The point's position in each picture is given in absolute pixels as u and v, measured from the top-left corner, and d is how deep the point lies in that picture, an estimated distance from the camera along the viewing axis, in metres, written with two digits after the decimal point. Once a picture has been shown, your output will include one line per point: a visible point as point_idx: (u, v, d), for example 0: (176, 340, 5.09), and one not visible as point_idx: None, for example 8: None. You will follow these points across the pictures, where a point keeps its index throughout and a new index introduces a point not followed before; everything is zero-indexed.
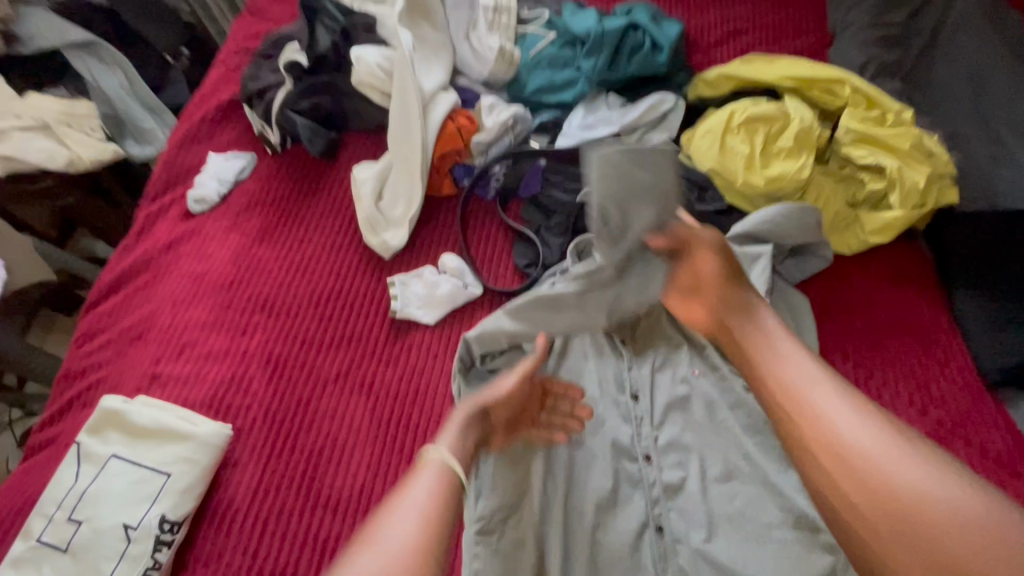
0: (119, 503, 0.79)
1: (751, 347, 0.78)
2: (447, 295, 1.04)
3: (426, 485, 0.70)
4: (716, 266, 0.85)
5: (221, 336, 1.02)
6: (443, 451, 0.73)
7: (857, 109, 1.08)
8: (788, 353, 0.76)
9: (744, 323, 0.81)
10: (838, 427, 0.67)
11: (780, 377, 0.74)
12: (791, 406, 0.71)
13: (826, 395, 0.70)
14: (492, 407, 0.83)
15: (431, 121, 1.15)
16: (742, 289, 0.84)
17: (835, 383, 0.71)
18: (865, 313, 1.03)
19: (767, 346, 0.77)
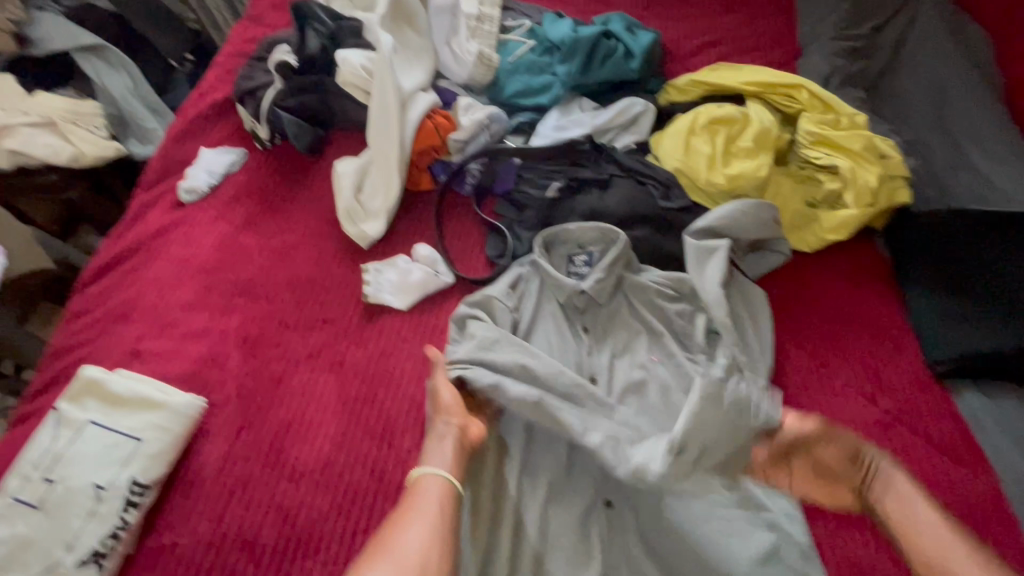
0: (92, 465, 0.83)
1: (906, 534, 0.77)
2: (419, 282, 1.09)
3: (433, 500, 0.78)
4: (836, 454, 0.85)
5: (202, 316, 1.07)
6: (436, 468, 0.81)
7: (813, 114, 1.14)
8: (941, 540, 0.74)
9: (891, 508, 0.79)
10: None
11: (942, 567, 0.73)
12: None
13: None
14: (460, 415, 0.88)
15: (408, 119, 1.20)
16: (864, 465, 0.83)
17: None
18: (820, 306, 1.06)
19: (918, 533, 0.76)
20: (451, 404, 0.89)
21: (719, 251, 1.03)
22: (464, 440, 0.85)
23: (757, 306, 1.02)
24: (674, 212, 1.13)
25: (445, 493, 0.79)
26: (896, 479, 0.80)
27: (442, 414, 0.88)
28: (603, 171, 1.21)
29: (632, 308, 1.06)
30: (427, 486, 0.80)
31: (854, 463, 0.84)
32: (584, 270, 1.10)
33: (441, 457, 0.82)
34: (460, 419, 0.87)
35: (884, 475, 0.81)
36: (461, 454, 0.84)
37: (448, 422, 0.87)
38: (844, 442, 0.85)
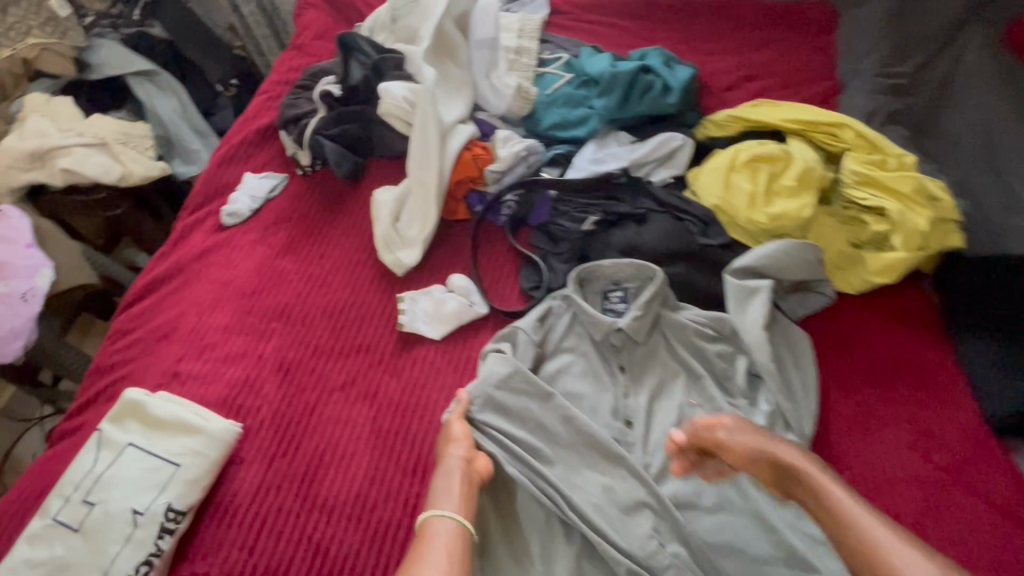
0: (130, 490, 0.84)
1: (825, 521, 0.75)
2: (453, 313, 1.09)
3: (442, 547, 0.77)
4: (755, 450, 0.85)
5: (241, 340, 1.09)
6: (445, 508, 0.82)
7: (858, 153, 1.11)
8: (853, 518, 0.72)
9: (806, 497, 0.79)
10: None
11: (856, 539, 0.71)
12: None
13: (913, 559, 0.66)
14: (468, 449, 0.89)
15: (447, 150, 1.22)
16: (773, 460, 0.83)
17: (916, 546, 0.67)
18: (866, 353, 1.02)
19: (833, 516, 0.74)
20: (460, 436, 0.90)
21: (760, 291, 1.01)
22: (473, 475, 0.87)
23: (799, 350, 0.99)
24: (712, 248, 1.11)
25: (458, 540, 0.79)
26: (797, 466, 0.81)
27: (449, 447, 0.89)
28: (639, 205, 1.20)
29: (670, 347, 1.04)
30: (438, 529, 0.79)
31: (766, 463, 0.84)
32: (619, 307, 1.09)
33: (449, 495, 0.83)
34: (467, 453, 0.88)
35: (792, 468, 0.81)
36: (469, 489, 0.85)
37: (455, 456, 0.88)
38: (750, 443, 0.85)
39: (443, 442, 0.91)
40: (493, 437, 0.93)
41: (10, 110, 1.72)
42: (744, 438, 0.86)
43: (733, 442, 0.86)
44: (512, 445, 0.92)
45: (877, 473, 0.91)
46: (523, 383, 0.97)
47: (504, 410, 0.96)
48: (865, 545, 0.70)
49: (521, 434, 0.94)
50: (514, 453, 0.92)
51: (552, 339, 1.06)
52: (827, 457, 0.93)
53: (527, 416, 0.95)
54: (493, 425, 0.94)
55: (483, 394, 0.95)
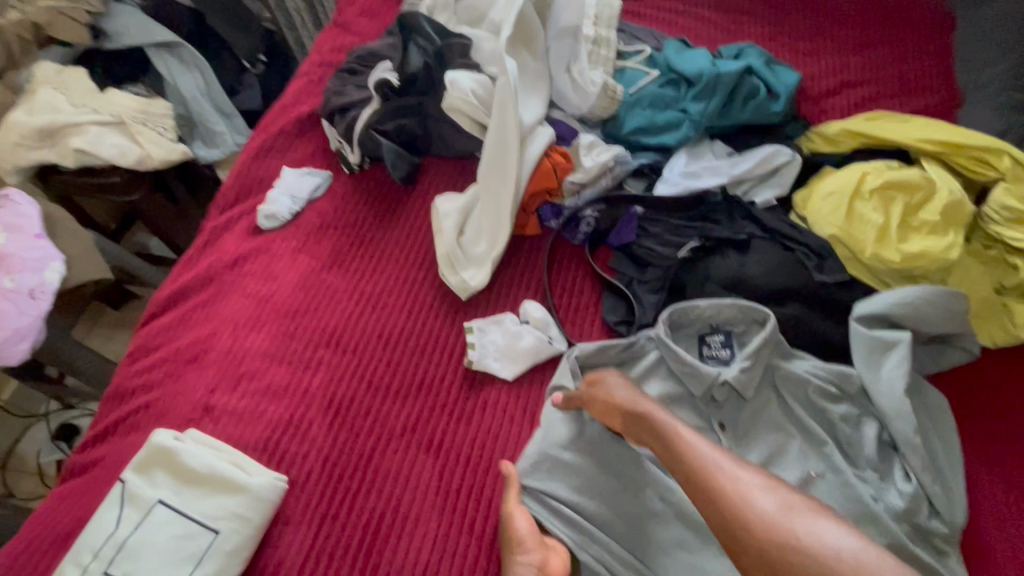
0: (160, 561, 0.71)
1: (671, 465, 0.69)
2: (529, 348, 0.94)
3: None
4: (612, 391, 0.80)
5: (283, 369, 0.94)
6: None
7: (1016, 186, 0.95)
8: (693, 449, 0.68)
9: (652, 439, 0.73)
10: (760, 507, 0.59)
11: (689, 468, 0.66)
12: (711, 505, 0.62)
13: (734, 475, 0.63)
14: (539, 550, 0.73)
15: (527, 157, 1.05)
16: (631, 410, 0.77)
17: (742, 467, 0.64)
18: (1014, 422, 0.87)
19: (675, 453, 0.69)
20: (526, 534, 0.75)
21: (900, 344, 0.85)
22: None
23: (940, 419, 0.84)
24: (830, 287, 0.95)
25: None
26: (640, 406, 0.76)
27: (515, 551, 0.74)
28: (740, 229, 1.04)
29: (782, 404, 0.89)
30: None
31: (623, 411, 0.77)
32: (723, 353, 0.94)
33: None
34: (539, 554, 0.73)
35: (645, 413, 0.75)
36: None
37: (526, 562, 0.72)
38: (614, 391, 0.79)
39: (506, 541, 0.75)
40: (565, 516, 0.78)
41: (19, 80, 1.55)
42: (612, 387, 0.80)
43: (604, 390, 0.80)
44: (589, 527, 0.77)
45: None
46: (605, 443, 0.83)
47: (575, 479, 0.81)
48: (698, 470, 0.65)
49: (600, 508, 0.79)
50: (587, 533, 0.77)
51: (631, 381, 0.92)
52: (977, 549, 0.78)
53: (600, 481, 0.80)
54: (561, 495, 0.79)
55: (538, 454, 0.82)
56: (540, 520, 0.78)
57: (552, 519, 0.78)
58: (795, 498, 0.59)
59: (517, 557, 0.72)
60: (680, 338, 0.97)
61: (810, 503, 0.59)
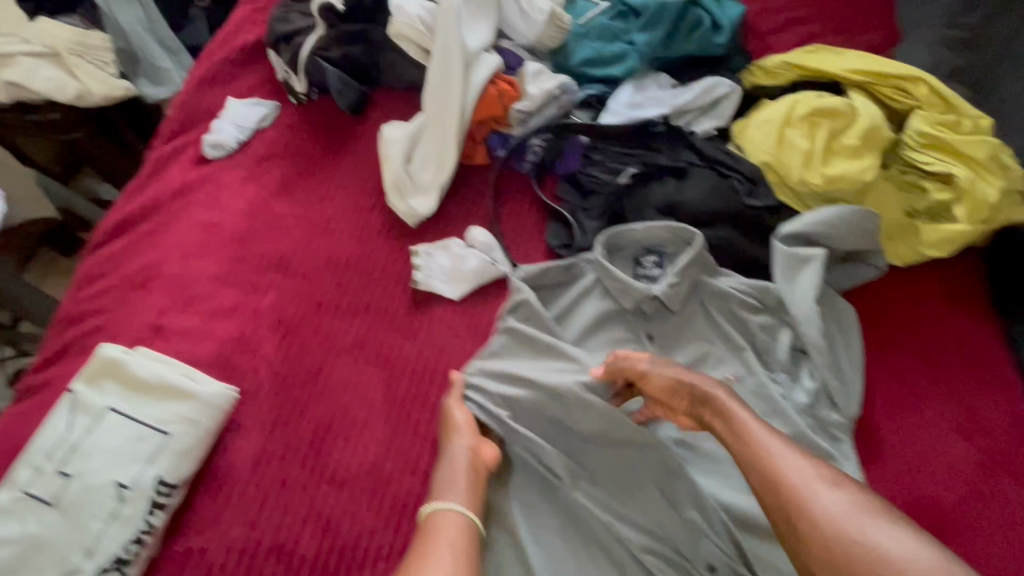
0: (113, 460, 0.74)
1: (736, 448, 0.74)
2: (474, 271, 0.98)
3: (448, 545, 0.68)
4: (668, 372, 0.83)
5: (233, 292, 0.96)
6: (450, 501, 0.73)
7: (931, 113, 1.01)
8: (757, 436, 0.73)
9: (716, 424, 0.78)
10: (822, 501, 0.65)
11: (760, 455, 0.71)
12: (778, 496, 0.67)
13: (801, 467, 0.68)
14: (472, 437, 0.78)
15: (471, 83, 1.07)
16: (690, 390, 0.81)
17: (812, 462, 0.69)
18: (915, 329, 0.96)
19: (739, 437, 0.74)
20: (463, 424, 0.80)
21: (813, 260, 0.93)
22: (480, 468, 0.76)
23: (848, 327, 0.92)
24: (759, 212, 1.01)
25: (466, 538, 0.70)
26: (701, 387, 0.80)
27: (451, 438, 0.78)
28: (679, 158, 1.08)
29: (708, 316, 0.96)
30: (443, 526, 0.70)
31: (683, 393, 0.81)
32: (654, 273, 1.00)
33: (456, 486, 0.74)
34: (473, 440, 0.78)
35: (708, 394, 0.79)
36: (476, 483, 0.75)
37: (459, 444, 0.77)
38: (670, 375, 0.82)
39: (444, 431, 0.80)
40: (501, 416, 0.82)
41: None
42: (666, 372, 0.83)
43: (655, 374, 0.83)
44: (523, 430, 0.82)
45: (922, 455, 0.86)
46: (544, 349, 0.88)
47: (518, 380, 0.84)
48: (767, 458, 0.70)
49: (538, 411, 0.82)
50: (523, 428, 0.82)
51: (568, 300, 0.97)
52: (868, 437, 0.88)
53: (538, 386, 0.82)
54: (500, 395, 0.83)
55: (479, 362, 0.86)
56: (480, 419, 0.83)
57: (492, 416, 0.83)
58: (858, 495, 0.65)
59: (452, 438, 0.78)
60: (617, 261, 1.01)
61: (872, 500, 0.65)
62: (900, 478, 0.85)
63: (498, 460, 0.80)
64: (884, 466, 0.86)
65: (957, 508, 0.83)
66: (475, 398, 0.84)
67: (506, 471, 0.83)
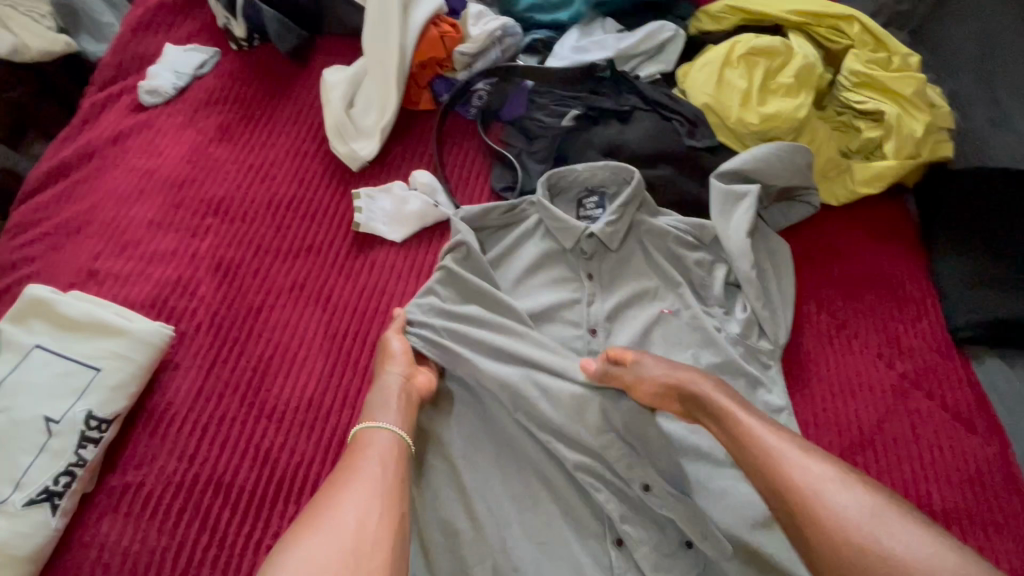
0: (42, 395, 0.74)
1: (734, 450, 0.68)
2: (416, 212, 0.98)
3: (376, 455, 0.67)
4: (657, 373, 0.77)
5: (170, 236, 0.95)
6: (382, 420, 0.72)
7: (863, 51, 1.03)
8: (757, 435, 0.66)
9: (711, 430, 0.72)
10: (833, 502, 0.59)
11: (761, 457, 0.65)
12: (785, 502, 0.62)
13: (806, 467, 0.62)
14: (407, 365, 0.79)
15: (410, 25, 1.05)
16: (681, 389, 0.75)
17: (817, 456, 0.63)
18: (843, 264, 0.99)
19: (736, 437, 0.68)
20: (399, 351, 0.80)
21: (749, 196, 0.94)
22: (412, 394, 0.77)
23: (780, 260, 0.95)
24: (699, 151, 1.02)
25: (398, 451, 0.69)
26: (694, 387, 0.74)
27: (386, 365, 0.79)
28: (624, 102, 1.09)
29: (646, 253, 0.97)
30: (374, 442, 0.69)
31: (672, 392, 0.76)
32: (596, 213, 1.01)
33: (387, 407, 0.73)
34: (407, 368, 0.79)
35: (699, 393, 0.74)
36: (409, 406, 0.75)
37: (394, 371, 0.78)
38: (659, 377, 0.76)
39: (380, 359, 0.81)
40: (442, 342, 0.83)
41: None
42: (653, 369, 0.77)
43: (644, 375, 0.77)
44: (462, 358, 0.82)
45: (847, 380, 0.90)
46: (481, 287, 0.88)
47: (458, 311, 0.86)
48: (769, 464, 0.64)
49: (477, 341, 0.84)
50: (460, 359, 0.83)
51: (509, 242, 0.98)
52: (798, 366, 0.91)
53: (476, 319, 0.85)
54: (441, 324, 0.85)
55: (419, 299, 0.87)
56: (419, 348, 0.84)
57: (432, 345, 0.84)
58: (874, 496, 0.59)
59: (386, 365, 0.78)
60: (560, 203, 1.03)
61: (890, 501, 0.58)
62: (824, 399, 0.89)
63: (433, 388, 0.81)
64: (810, 392, 0.89)
65: (875, 424, 0.87)
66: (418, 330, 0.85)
67: (444, 399, 0.84)
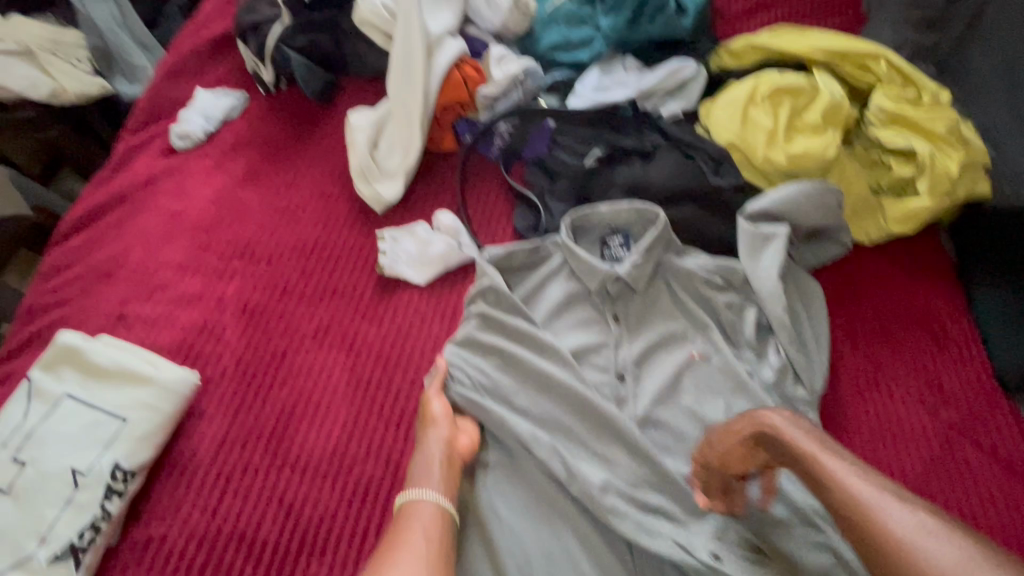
0: (69, 446, 0.74)
1: (820, 497, 0.65)
2: (440, 255, 0.97)
3: (421, 530, 0.68)
4: (741, 431, 0.74)
5: (197, 279, 0.96)
6: (426, 490, 0.73)
7: (891, 88, 1.01)
8: (846, 481, 0.63)
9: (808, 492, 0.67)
10: (929, 556, 0.55)
11: (849, 505, 0.61)
12: (878, 552, 0.58)
13: (901, 517, 0.58)
14: (449, 427, 0.80)
15: (434, 68, 1.07)
16: (761, 441, 0.71)
17: (926, 514, 0.58)
18: (878, 304, 0.96)
19: (822, 483, 0.64)
20: (440, 415, 0.81)
21: (777, 236, 0.93)
22: (455, 460, 0.78)
23: (813, 302, 0.92)
24: (724, 189, 1.00)
25: (441, 522, 0.70)
26: (783, 436, 0.70)
27: (429, 428, 0.79)
28: (646, 140, 1.08)
29: (673, 295, 0.95)
30: (418, 513, 0.70)
31: (756, 447, 0.72)
32: (621, 253, 0.99)
33: (431, 477, 0.74)
34: (450, 430, 0.80)
35: (783, 441, 0.69)
36: (451, 472, 0.76)
37: (436, 434, 0.79)
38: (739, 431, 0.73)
39: (421, 422, 0.81)
40: (480, 401, 0.83)
41: None
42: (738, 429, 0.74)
43: (728, 432, 0.74)
44: (498, 410, 0.83)
45: (889, 431, 0.86)
46: (521, 329, 0.88)
47: (500, 365, 0.87)
48: (864, 518, 0.60)
49: (514, 399, 0.84)
50: (500, 418, 0.82)
51: (535, 282, 0.97)
52: (835, 415, 0.88)
53: (520, 366, 0.86)
54: (480, 376, 0.86)
55: (457, 351, 0.88)
56: (457, 401, 0.84)
57: (471, 402, 0.84)
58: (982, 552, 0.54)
59: (427, 433, 0.78)
60: (584, 242, 1.02)
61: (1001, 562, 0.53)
62: (865, 449, 0.85)
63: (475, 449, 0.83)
64: (852, 445, 0.85)
65: (918, 477, 0.83)
66: (456, 387, 0.85)
67: (480, 454, 0.83)
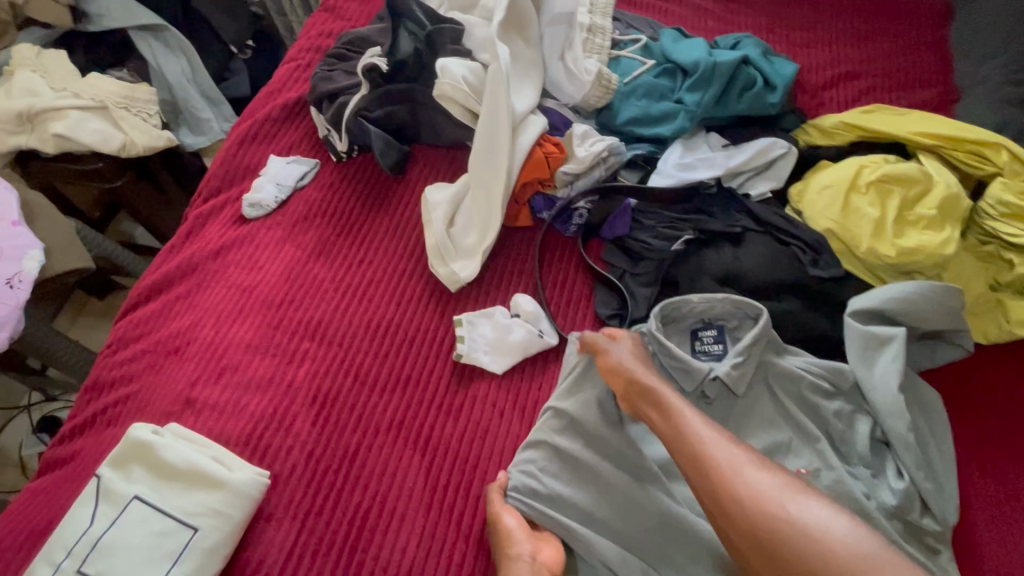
0: (137, 559, 0.69)
1: (667, 436, 0.74)
2: (520, 343, 0.92)
3: None
4: (613, 360, 0.82)
5: (268, 361, 0.92)
6: None
7: (1012, 180, 0.94)
8: (690, 424, 0.73)
9: (645, 407, 0.78)
10: (749, 479, 0.66)
11: (685, 439, 0.72)
12: (705, 476, 0.68)
13: (726, 450, 0.69)
14: (530, 543, 0.73)
15: (518, 147, 1.04)
16: (631, 379, 0.79)
17: (740, 447, 0.69)
18: (1005, 419, 0.86)
19: (672, 424, 0.74)
20: (516, 531, 0.74)
21: (894, 340, 0.84)
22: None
23: (933, 417, 0.84)
24: (824, 282, 0.93)
25: None
26: (645, 379, 0.79)
27: (509, 549, 0.72)
28: (735, 223, 1.01)
29: (774, 400, 0.88)
30: None
31: (623, 381, 0.80)
32: (715, 348, 0.93)
33: None
34: (531, 546, 0.73)
35: (645, 386, 0.78)
36: None
37: (519, 557, 0.71)
38: (616, 360, 0.81)
39: (497, 542, 0.74)
40: (564, 520, 0.76)
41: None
42: (621, 356, 0.82)
43: (612, 357, 0.82)
44: (585, 531, 0.75)
45: None
46: (612, 440, 0.80)
47: (586, 477, 0.79)
48: (697, 450, 0.70)
49: (602, 514, 0.77)
50: (585, 535, 0.75)
51: None
52: (966, 550, 0.77)
53: (606, 477, 0.78)
54: (564, 488, 0.78)
55: (536, 459, 0.80)
56: (531, 513, 0.76)
57: (554, 520, 0.76)
58: (781, 474, 0.67)
59: (511, 557, 0.71)
60: (672, 333, 0.95)
61: (794, 480, 0.66)
62: None
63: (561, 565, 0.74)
64: None
65: None
66: (531, 501, 0.77)
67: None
